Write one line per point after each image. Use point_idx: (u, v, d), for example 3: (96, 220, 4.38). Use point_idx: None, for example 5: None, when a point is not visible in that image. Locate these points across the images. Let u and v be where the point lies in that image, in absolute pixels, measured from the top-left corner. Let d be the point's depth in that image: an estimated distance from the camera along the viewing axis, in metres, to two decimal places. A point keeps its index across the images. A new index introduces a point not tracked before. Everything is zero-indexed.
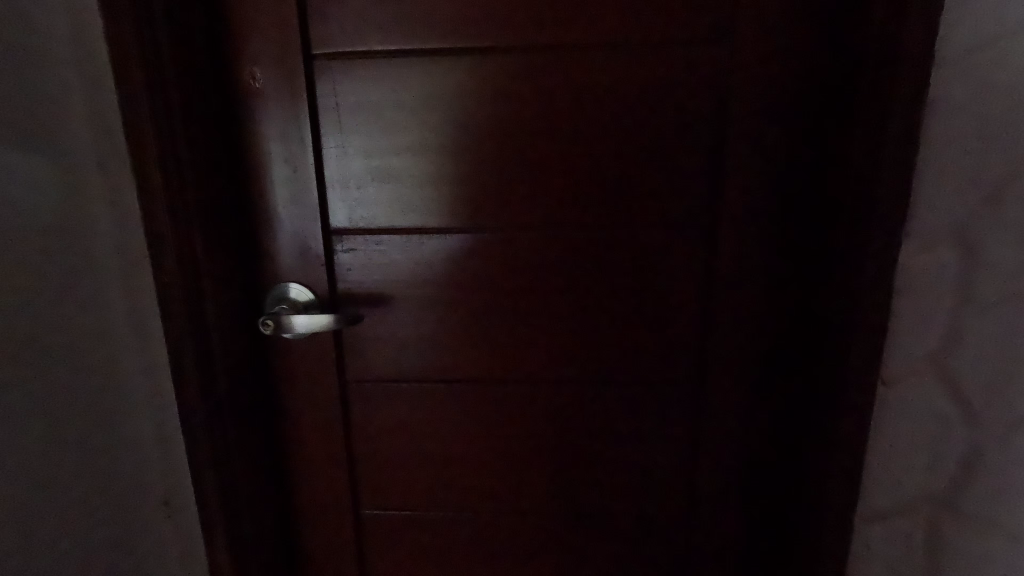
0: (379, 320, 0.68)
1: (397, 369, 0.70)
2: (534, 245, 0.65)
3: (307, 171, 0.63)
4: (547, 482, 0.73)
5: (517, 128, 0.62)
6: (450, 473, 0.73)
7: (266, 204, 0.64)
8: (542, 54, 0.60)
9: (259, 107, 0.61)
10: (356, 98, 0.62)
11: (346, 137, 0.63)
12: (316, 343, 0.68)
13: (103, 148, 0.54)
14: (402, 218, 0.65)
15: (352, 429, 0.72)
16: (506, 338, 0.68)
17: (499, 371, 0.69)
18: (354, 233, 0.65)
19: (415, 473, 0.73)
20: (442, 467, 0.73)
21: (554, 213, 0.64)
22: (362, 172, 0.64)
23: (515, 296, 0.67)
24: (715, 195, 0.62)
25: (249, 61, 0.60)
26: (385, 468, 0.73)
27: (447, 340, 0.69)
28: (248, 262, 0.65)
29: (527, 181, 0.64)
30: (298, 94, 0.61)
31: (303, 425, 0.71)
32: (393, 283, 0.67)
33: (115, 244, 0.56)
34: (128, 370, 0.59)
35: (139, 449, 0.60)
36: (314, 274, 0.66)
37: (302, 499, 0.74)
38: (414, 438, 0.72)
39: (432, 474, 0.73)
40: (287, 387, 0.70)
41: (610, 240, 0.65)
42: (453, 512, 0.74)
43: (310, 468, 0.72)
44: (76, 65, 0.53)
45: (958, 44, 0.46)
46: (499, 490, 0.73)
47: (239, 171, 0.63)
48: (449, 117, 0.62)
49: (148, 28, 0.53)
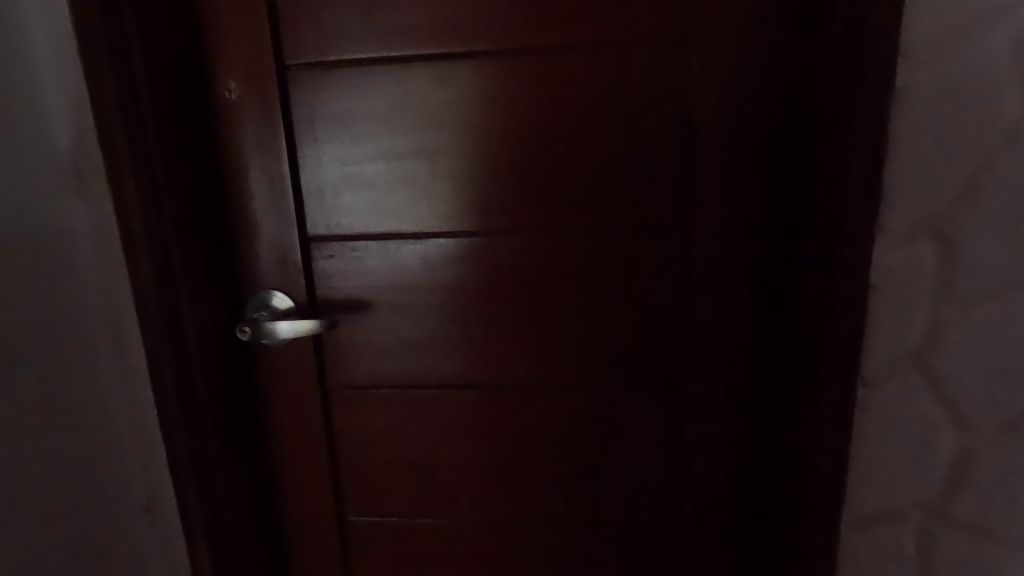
0: (358, 325, 0.69)
1: (378, 374, 0.70)
2: (508, 248, 0.65)
3: (283, 179, 0.64)
4: (530, 486, 0.72)
5: (489, 132, 0.62)
6: (433, 477, 0.73)
7: (244, 212, 0.65)
8: (511, 57, 0.60)
9: (235, 118, 0.62)
10: (329, 107, 0.63)
11: (320, 145, 0.64)
12: (297, 349, 0.68)
13: (82, 162, 0.56)
14: (377, 225, 0.65)
15: (335, 435, 0.72)
16: (485, 342, 0.68)
17: (479, 376, 0.69)
18: (331, 240, 0.66)
19: (397, 477, 0.73)
20: (426, 472, 0.73)
21: (530, 216, 0.64)
22: (338, 179, 0.64)
23: (492, 300, 0.67)
24: (691, 194, 0.61)
25: (224, 73, 0.62)
26: (368, 473, 0.73)
27: (427, 345, 0.69)
28: (228, 270, 0.66)
29: (501, 184, 0.63)
30: (272, 104, 0.62)
31: (286, 431, 0.71)
32: (371, 289, 0.67)
33: (96, 255, 0.58)
34: (109, 378, 0.61)
35: (123, 453, 0.63)
36: (292, 281, 0.66)
37: (288, 504, 0.74)
38: (396, 443, 0.72)
39: (415, 478, 0.73)
40: (269, 393, 0.70)
41: (585, 243, 0.64)
42: (437, 516, 0.74)
43: (294, 473, 0.73)
44: (56, 83, 0.55)
45: (924, 30, 0.44)
46: (482, 494, 0.73)
47: (218, 181, 0.64)
48: (421, 123, 0.63)
49: (121, 45, 0.54)
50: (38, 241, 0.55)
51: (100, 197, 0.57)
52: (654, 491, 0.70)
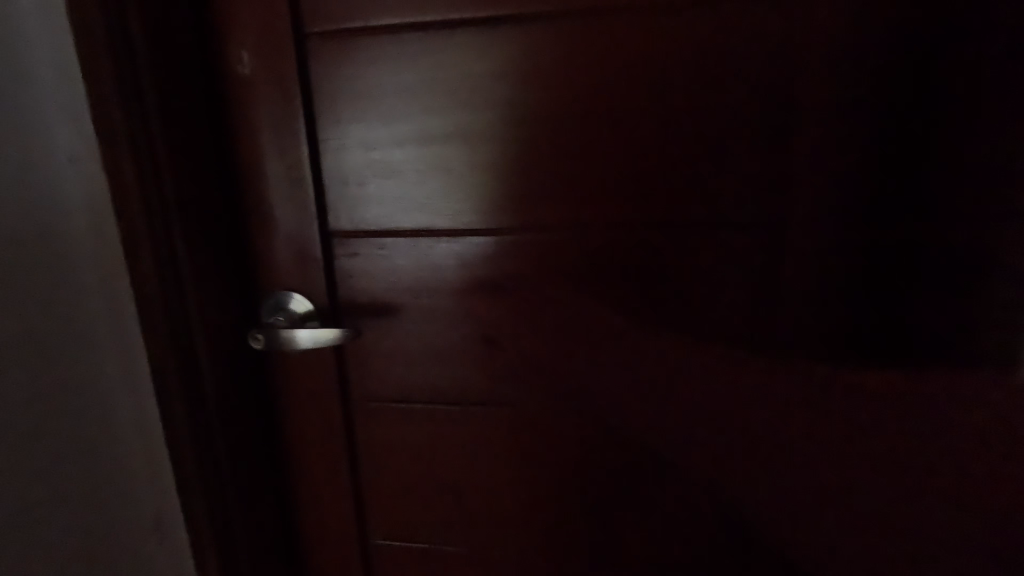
0: (383, 332, 0.61)
1: (406, 386, 0.62)
2: (557, 248, 0.56)
3: (302, 166, 0.56)
4: (574, 517, 0.64)
5: (538, 110, 0.52)
6: (464, 501, 0.65)
7: (260, 204, 0.58)
8: (567, 19, 0.50)
9: (250, 95, 0.55)
10: (354, 82, 0.54)
11: (344, 127, 0.56)
12: (317, 356, 0.62)
13: (80, 152, 0.52)
14: (407, 219, 0.57)
15: (358, 449, 0.65)
16: (527, 356, 0.59)
17: (515, 394, 0.61)
18: (356, 235, 0.58)
19: (426, 499, 0.66)
20: (456, 496, 0.65)
21: (583, 212, 0.54)
22: (361, 168, 0.56)
23: (536, 308, 0.57)
24: (783, 187, 0.51)
25: (236, 45, 0.54)
26: (394, 493, 0.66)
27: (460, 356, 0.60)
28: (243, 268, 0.59)
29: (551, 172, 0.54)
30: (289, 79, 0.54)
31: (305, 444, 0.65)
32: (399, 291, 0.59)
33: (96, 252, 0.54)
34: (114, 385, 0.57)
35: (128, 465, 0.59)
36: (312, 281, 0.59)
37: (307, 522, 0.68)
38: (424, 462, 0.64)
39: (445, 501, 0.65)
40: (288, 402, 0.64)
41: (646, 245, 0.55)
42: (468, 543, 0.67)
43: (313, 489, 0.67)
44: (53, 65, 0.51)
45: None
46: (519, 522, 0.65)
47: (231, 167, 0.57)
48: (457, 100, 0.53)
49: (121, 19, 0.49)
50: (33, 237, 0.51)
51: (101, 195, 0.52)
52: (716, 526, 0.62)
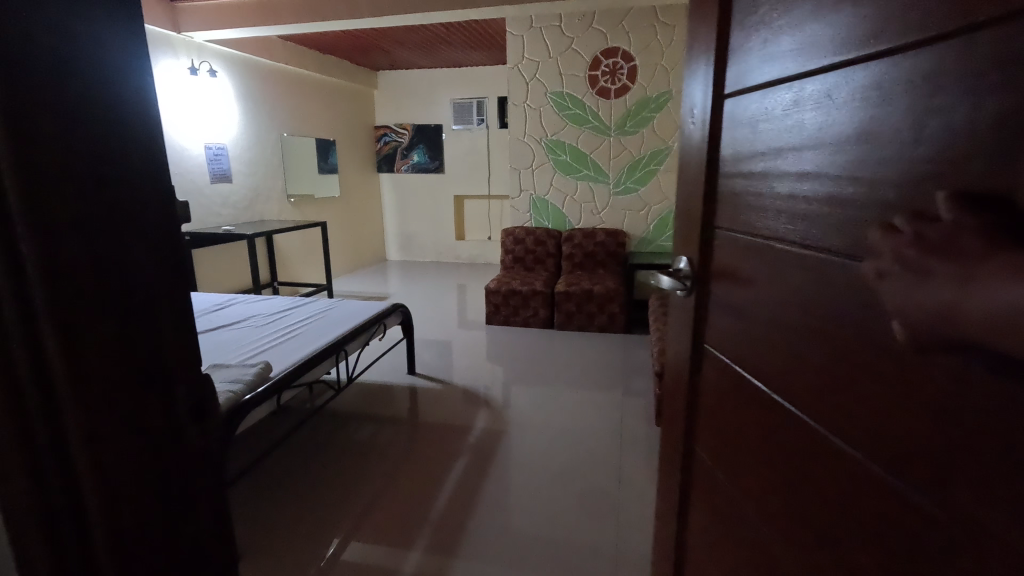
0: (797, 256, 0.90)
1: (799, 303, 0.89)
2: (868, 206, 0.74)
3: (776, 150, 0.94)
4: (856, 421, 0.78)
5: (864, 105, 0.75)
6: (812, 389, 0.87)
7: (756, 168, 1.00)
8: (882, 34, 0.71)
9: (758, 110, 0.99)
10: (800, 100, 0.87)
11: (794, 129, 0.89)
12: (759, 270, 1.01)
13: None
14: (806, 183, 0.87)
15: (770, 333, 0.98)
16: (855, 287, 0.76)
17: (859, 319, 0.76)
18: (787, 192, 0.91)
19: (791, 377, 0.92)
20: (810, 387, 0.88)
21: (880, 185, 0.71)
22: (787, 128, 0.90)
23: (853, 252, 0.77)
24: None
25: (754, 79, 0.99)
26: (775, 364, 0.97)
27: (831, 280, 0.82)
28: (745, 207, 1.05)
29: (868, 145, 0.73)
30: (766, 99, 0.96)
31: (740, 318, 1.08)
32: (803, 229, 0.88)
33: None
34: None
35: None
36: (764, 218, 0.98)
37: (741, 369, 1.08)
38: (796, 352, 0.91)
39: (795, 379, 0.91)
40: (743, 295, 1.06)
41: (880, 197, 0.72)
42: (798, 418, 0.91)
43: (741, 351, 1.08)
44: None
45: None
46: (834, 417, 0.82)
47: (746, 147, 1.03)
48: (828, 105, 0.81)
49: None
50: None
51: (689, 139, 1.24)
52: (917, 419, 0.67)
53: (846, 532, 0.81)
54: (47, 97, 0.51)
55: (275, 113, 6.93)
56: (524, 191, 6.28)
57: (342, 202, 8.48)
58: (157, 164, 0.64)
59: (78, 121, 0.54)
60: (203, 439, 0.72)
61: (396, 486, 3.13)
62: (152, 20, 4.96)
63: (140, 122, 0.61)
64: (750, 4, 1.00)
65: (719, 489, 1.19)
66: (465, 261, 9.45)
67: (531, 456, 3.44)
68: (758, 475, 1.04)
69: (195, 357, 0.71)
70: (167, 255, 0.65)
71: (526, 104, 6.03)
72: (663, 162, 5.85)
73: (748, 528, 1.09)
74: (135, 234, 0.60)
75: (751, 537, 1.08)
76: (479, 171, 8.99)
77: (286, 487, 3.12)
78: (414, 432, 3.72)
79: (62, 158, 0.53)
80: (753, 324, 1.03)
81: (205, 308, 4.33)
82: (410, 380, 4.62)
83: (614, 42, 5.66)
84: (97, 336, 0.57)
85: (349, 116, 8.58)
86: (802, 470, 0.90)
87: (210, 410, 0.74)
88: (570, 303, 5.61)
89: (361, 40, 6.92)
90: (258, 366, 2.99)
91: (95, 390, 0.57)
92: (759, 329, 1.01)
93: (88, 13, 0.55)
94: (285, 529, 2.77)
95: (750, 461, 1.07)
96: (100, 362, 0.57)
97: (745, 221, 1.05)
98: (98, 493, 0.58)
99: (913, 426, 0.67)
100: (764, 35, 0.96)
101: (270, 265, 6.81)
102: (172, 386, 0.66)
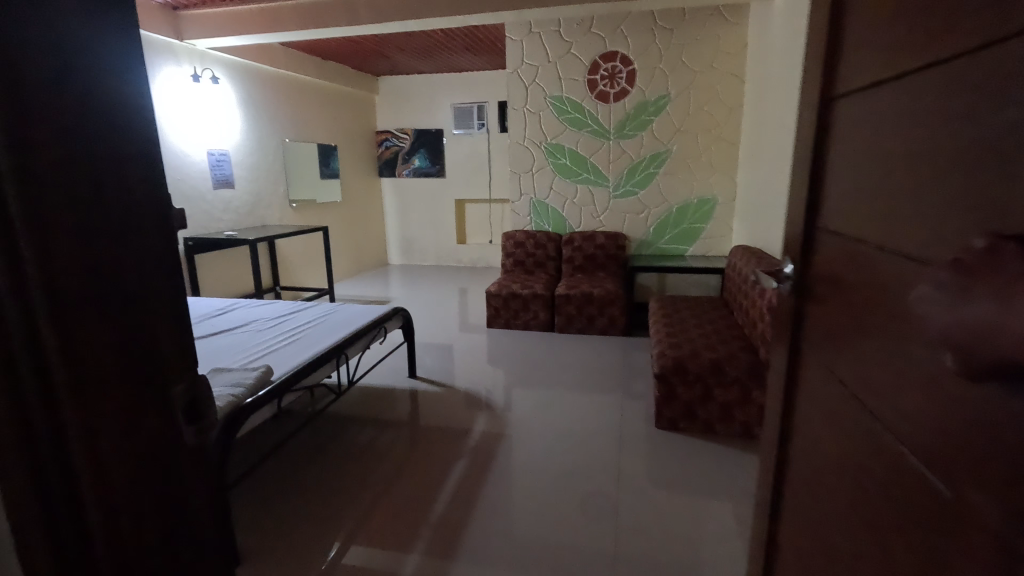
0: (874, 255, 0.95)
1: (873, 300, 0.94)
2: (925, 209, 0.79)
3: (870, 153, 0.99)
4: (901, 412, 0.83)
5: (927, 113, 0.80)
6: (876, 382, 0.92)
7: (856, 169, 1.05)
8: (942, 49, 0.76)
9: (859, 113, 1.04)
10: (888, 105, 0.93)
11: (883, 132, 0.94)
12: (848, 269, 1.06)
13: None
14: (887, 184, 0.92)
15: (851, 328, 1.03)
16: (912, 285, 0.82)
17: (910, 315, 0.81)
18: (873, 191, 0.97)
19: (863, 372, 0.97)
20: (874, 379, 0.93)
21: (936, 189, 0.77)
22: (879, 132, 0.96)
23: (910, 252, 0.83)
24: None
25: (858, 84, 1.05)
26: (853, 359, 1.02)
27: (894, 278, 0.87)
28: (843, 208, 1.10)
29: (929, 151, 0.79)
30: (866, 104, 1.01)
31: (833, 314, 1.13)
32: (880, 229, 0.93)
33: None
34: None
35: None
36: (857, 217, 1.03)
37: (832, 364, 1.13)
38: (867, 347, 0.96)
39: (866, 373, 0.96)
40: (835, 293, 1.11)
41: (934, 200, 0.77)
42: (866, 411, 0.96)
43: (832, 346, 1.13)
44: None
45: None
46: (888, 407, 0.87)
47: (850, 150, 1.08)
48: (906, 112, 0.87)
49: None
50: None
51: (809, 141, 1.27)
52: (970, 437, 0.66)
53: (887, 518, 0.87)
54: (46, 109, 0.55)
55: (277, 119, 6.98)
56: (524, 195, 6.30)
57: (344, 207, 8.53)
58: (154, 172, 0.67)
59: (78, 136, 0.57)
60: (198, 440, 0.74)
61: (395, 489, 3.15)
62: (154, 28, 5.02)
63: (137, 134, 0.64)
64: (859, 14, 1.06)
65: (811, 484, 1.23)
66: (466, 265, 9.48)
67: (531, 459, 3.45)
68: (835, 467, 1.09)
69: (192, 359, 0.74)
70: (163, 260, 0.68)
71: (525, 109, 6.06)
72: (662, 164, 5.86)
73: (825, 519, 1.13)
74: (132, 236, 0.63)
75: (827, 527, 1.12)
76: (479, 175, 9.03)
77: (287, 490, 3.14)
78: (414, 436, 3.74)
79: (57, 165, 0.55)
80: (841, 320, 1.09)
81: (207, 313, 4.36)
82: (410, 383, 4.63)
83: (612, 46, 5.70)
84: (97, 337, 0.60)
85: (350, 121, 8.64)
86: (864, 460, 0.96)
87: (207, 412, 0.76)
88: (570, 306, 5.63)
89: (362, 46, 6.97)
90: (259, 370, 3.02)
91: (94, 387, 0.60)
92: (845, 325, 1.06)
93: (94, 34, 0.59)
94: (285, 532, 2.80)
95: (837, 465, 1.08)
96: (99, 362, 0.60)
97: (843, 222, 1.10)
98: (96, 489, 0.60)
99: (936, 415, 0.73)
100: (868, 43, 1.02)
101: (272, 270, 6.85)
102: (167, 385, 0.69)
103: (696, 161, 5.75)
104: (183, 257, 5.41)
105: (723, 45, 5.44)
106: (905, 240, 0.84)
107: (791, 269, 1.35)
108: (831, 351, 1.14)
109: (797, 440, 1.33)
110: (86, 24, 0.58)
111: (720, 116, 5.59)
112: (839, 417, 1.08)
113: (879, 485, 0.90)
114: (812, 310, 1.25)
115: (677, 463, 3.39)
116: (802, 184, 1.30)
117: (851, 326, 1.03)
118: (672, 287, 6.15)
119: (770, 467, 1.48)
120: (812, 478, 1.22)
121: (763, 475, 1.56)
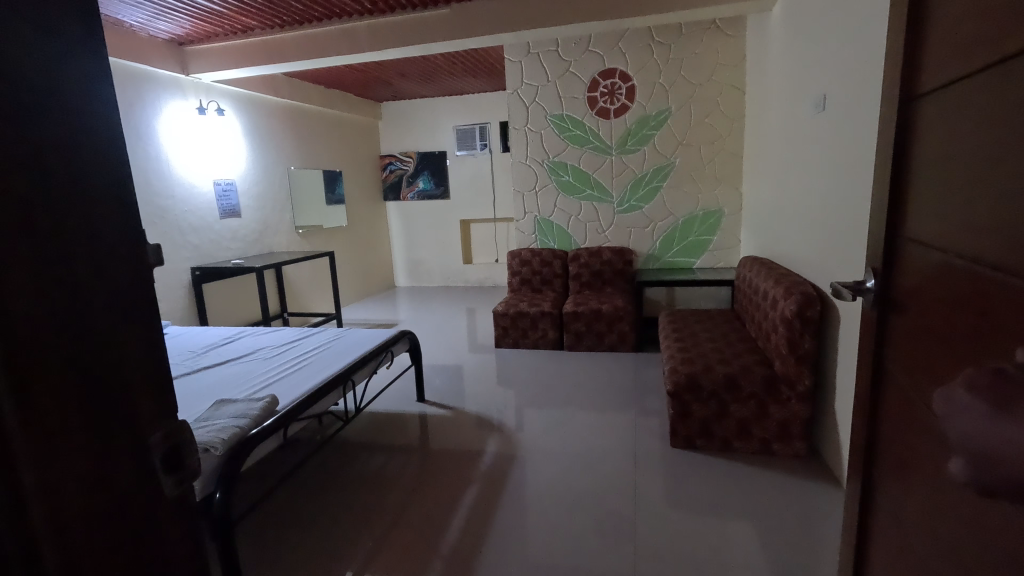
0: (958, 265, 0.97)
1: (958, 307, 0.96)
2: (1008, 217, 0.81)
3: (948, 160, 1.02)
4: None
5: (1003, 128, 0.83)
6: None
7: (937, 177, 1.07)
8: (1012, 61, 0.80)
9: (938, 122, 1.07)
10: (966, 115, 0.96)
11: (959, 144, 0.98)
12: (931, 276, 1.07)
13: None
14: (965, 199, 0.95)
15: (938, 339, 1.03)
16: (993, 299, 0.84)
17: (996, 325, 0.83)
18: (952, 201, 1.00)
19: None
20: None
21: (1015, 200, 0.80)
22: (956, 141, 0.99)
23: (993, 265, 0.84)
24: None
25: (938, 93, 1.07)
26: (937, 374, 1.03)
27: (975, 285, 0.89)
28: (924, 215, 1.12)
29: (1012, 164, 0.81)
30: (945, 112, 1.04)
31: (916, 324, 1.14)
32: (962, 238, 0.96)
33: None
34: None
35: None
36: (937, 226, 1.06)
37: (915, 376, 1.14)
38: (953, 360, 0.97)
39: None
40: (919, 301, 1.12)
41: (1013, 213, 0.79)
42: None
43: (916, 358, 1.14)
44: None
45: None
46: None
47: (929, 156, 1.10)
48: (983, 121, 0.90)
49: None
50: None
51: (892, 144, 1.27)
52: None
53: (974, 530, 0.87)
54: (20, 149, 0.52)
55: (282, 147, 7.08)
56: (528, 213, 6.28)
57: (350, 232, 8.58)
58: (125, 206, 0.63)
59: (40, 172, 0.53)
60: (179, 491, 0.68)
61: (406, 520, 3.02)
62: (159, 63, 5.12)
63: (107, 170, 0.60)
64: (940, 24, 1.07)
65: (902, 503, 1.21)
66: (472, 284, 9.46)
67: (545, 481, 3.34)
68: (924, 482, 1.09)
69: (171, 404, 0.69)
70: (135, 297, 0.64)
71: (526, 128, 6.07)
72: (665, 178, 5.83)
73: (917, 539, 1.11)
74: (95, 269, 0.59)
75: (919, 546, 1.10)
76: (482, 195, 9.05)
77: (297, 519, 3.08)
78: (426, 461, 3.66)
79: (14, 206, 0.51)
80: (925, 332, 1.09)
81: (215, 343, 4.35)
82: (420, 408, 4.55)
83: (611, 63, 5.72)
84: (57, 387, 0.55)
85: (354, 147, 8.73)
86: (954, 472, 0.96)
87: (187, 461, 0.70)
88: (579, 323, 5.55)
89: (363, 73, 7.06)
90: (265, 400, 2.97)
91: (57, 437, 0.55)
92: (928, 339, 1.08)
93: (65, 63, 0.56)
94: (288, 568, 2.69)
95: (928, 479, 1.07)
96: (60, 411, 0.55)
97: (924, 232, 1.11)
98: (61, 554, 0.55)
99: None
100: (946, 53, 1.04)
101: (280, 297, 6.88)
102: (145, 433, 0.64)
103: (700, 173, 5.71)
104: (189, 286, 5.51)
105: (722, 57, 5.44)
106: (986, 252, 0.87)
107: (873, 283, 1.35)
108: (915, 363, 1.14)
109: (884, 446, 1.31)
110: (52, 57, 0.55)
111: (722, 127, 5.56)
112: (929, 428, 1.07)
113: (970, 494, 0.89)
114: (897, 321, 1.24)
115: (693, 483, 3.25)
116: (885, 185, 1.29)
117: (940, 342, 1.03)
118: (681, 300, 6.06)
119: (860, 479, 1.45)
120: (905, 496, 1.19)
121: (852, 479, 1.52)
